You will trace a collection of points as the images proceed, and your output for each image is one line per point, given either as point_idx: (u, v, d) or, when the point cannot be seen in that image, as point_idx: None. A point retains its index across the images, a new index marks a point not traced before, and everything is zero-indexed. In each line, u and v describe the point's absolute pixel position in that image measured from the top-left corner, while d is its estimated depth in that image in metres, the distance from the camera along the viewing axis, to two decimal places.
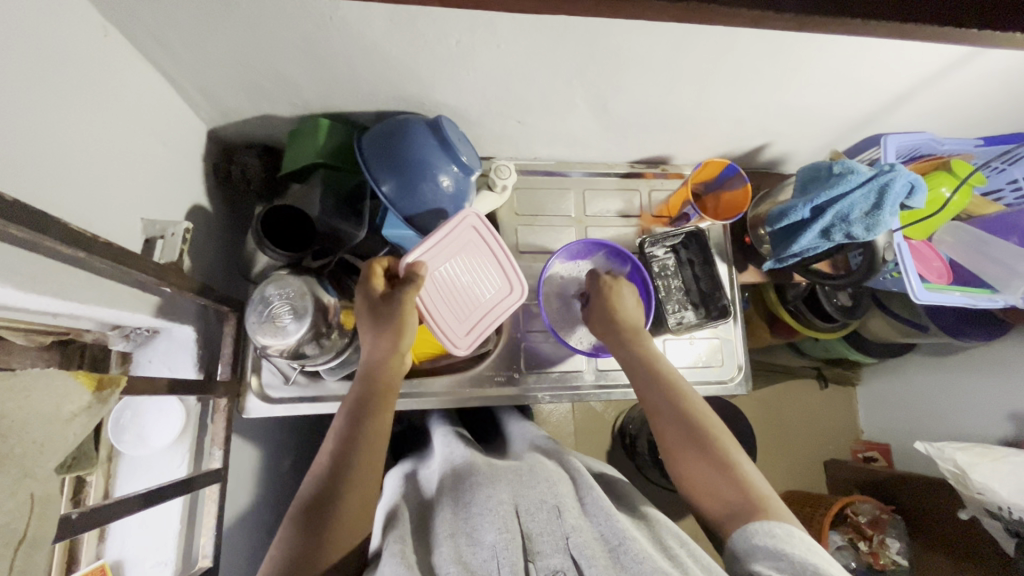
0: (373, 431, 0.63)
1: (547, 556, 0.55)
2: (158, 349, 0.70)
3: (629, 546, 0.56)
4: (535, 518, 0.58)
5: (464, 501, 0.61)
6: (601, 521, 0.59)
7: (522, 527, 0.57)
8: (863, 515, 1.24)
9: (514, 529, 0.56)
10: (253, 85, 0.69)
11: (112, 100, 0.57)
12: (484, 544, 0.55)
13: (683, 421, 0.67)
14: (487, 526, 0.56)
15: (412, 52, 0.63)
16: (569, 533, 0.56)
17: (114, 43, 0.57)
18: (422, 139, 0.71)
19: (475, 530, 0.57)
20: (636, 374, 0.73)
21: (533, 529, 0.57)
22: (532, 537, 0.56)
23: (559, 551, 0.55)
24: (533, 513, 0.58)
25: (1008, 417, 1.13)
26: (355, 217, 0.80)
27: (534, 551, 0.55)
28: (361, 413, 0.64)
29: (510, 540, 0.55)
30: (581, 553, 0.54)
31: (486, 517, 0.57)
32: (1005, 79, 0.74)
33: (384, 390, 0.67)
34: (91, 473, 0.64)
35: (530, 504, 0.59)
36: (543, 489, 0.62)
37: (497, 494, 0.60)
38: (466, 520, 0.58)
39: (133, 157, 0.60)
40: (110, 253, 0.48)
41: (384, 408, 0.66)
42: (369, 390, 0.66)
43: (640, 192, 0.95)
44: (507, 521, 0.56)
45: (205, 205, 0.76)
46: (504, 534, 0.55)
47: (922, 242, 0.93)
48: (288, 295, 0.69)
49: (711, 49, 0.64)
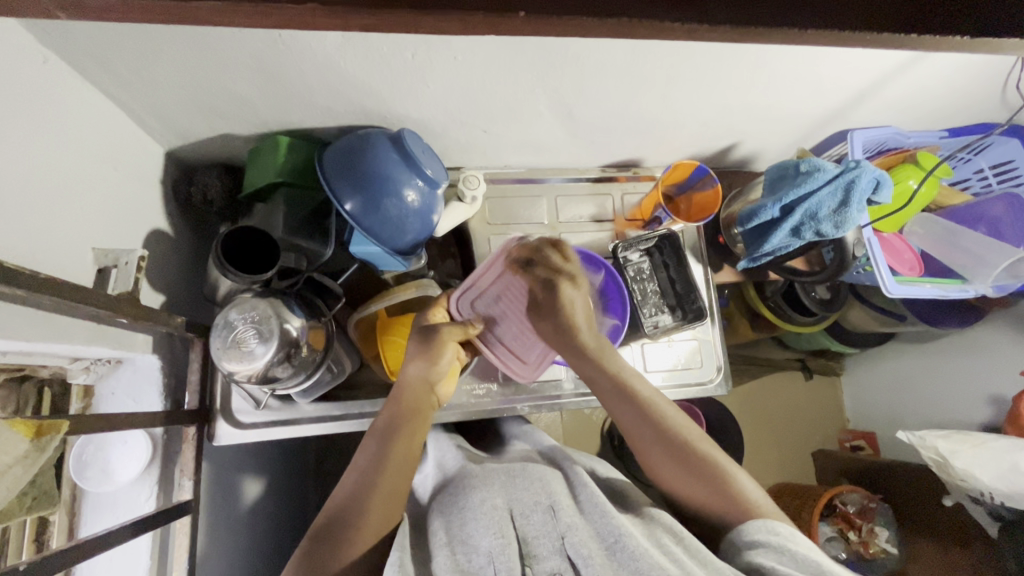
0: (404, 450, 0.64)
1: (545, 558, 0.55)
2: (122, 380, 0.67)
3: (626, 543, 0.55)
4: (530, 521, 0.58)
5: (459, 505, 0.61)
6: (598, 518, 0.58)
7: (518, 531, 0.57)
8: (851, 505, 1.25)
9: (509, 534, 0.56)
10: (207, 106, 0.67)
11: (54, 129, 0.55)
12: (480, 549, 0.54)
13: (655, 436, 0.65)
14: (482, 531, 0.56)
15: (368, 66, 0.62)
16: (565, 533, 0.56)
17: (53, 68, 0.55)
18: (384, 154, 0.70)
19: (469, 535, 0.56)
20: (598, 386, 0.69)
21: (529, 532, 0.57)
22: (528, 540, 0.56)
23: (556, 552, 0.55)
24: (529, 514, 0.58)
25: (988, 400, 1.14)
26: (321, 234, 0.78)
27: (531, 555, 0.55)
28: (397, 430, 0.65)
29: (507, 544, 0.55)
30: (577, 553, 0.54)
31: (480, 522, 0.57)
32: (964, 72, 0.74)
33: (421, 408, 0.68)
34: (54, 512, 0.62)
35: (524, 507, 0.59)
36: (537, 489, 0.62)
37: (491, 498, 0.60)
38: (461, 524, 0.58)
39: (80, 186, 0.58)
40: (54, 288, 0.46)
41: (421, 426, 0.67)
42: (406, 409, 0.67)
43: (613, 195, 0.95)
44: (503, 526, 0.56)
45: (166, 229, 0.74)
46: (500, 539, 0.55)
47: (893, 234, 0.94)
48: (252, 319, 0.67)
49: (671, 53, 0.64)
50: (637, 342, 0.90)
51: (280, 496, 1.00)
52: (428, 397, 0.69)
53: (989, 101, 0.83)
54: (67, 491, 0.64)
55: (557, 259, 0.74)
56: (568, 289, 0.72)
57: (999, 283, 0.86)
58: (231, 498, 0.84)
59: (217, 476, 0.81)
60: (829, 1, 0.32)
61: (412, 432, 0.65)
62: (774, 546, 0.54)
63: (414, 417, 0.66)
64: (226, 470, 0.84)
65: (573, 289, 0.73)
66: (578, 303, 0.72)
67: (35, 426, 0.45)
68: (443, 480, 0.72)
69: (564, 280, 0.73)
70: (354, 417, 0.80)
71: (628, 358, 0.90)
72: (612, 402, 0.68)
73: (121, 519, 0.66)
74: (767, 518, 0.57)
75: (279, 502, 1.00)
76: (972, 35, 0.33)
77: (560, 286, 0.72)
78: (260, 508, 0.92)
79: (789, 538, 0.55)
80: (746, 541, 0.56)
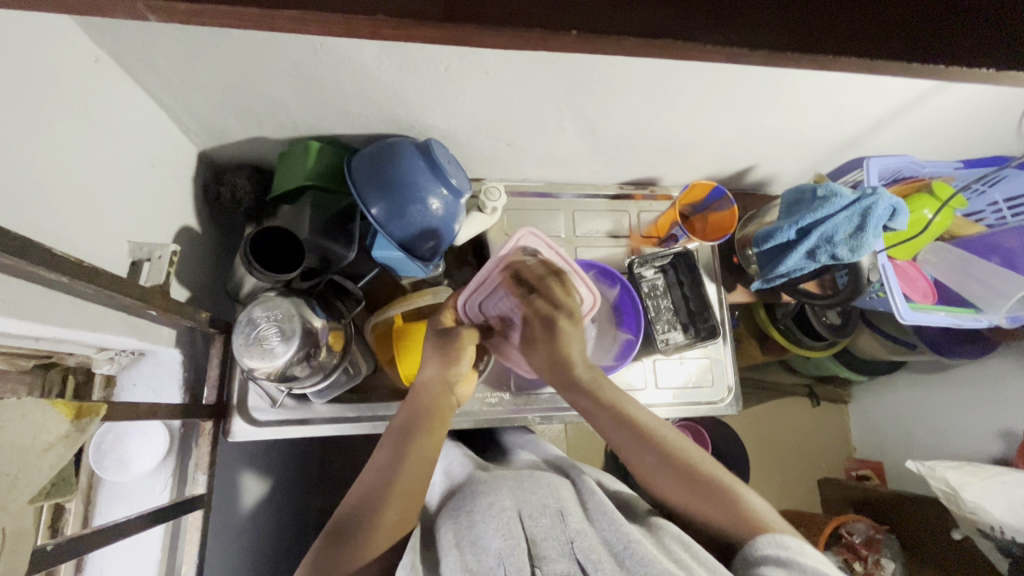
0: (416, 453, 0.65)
1: (553, 560, 0.54)
2: (144, 371, 0.69)
3: (635, 548, 0.55)
4: (538, 523, 0.58)
5: (467, 510, 0.62)
6: (606, 524, 0.59)
7: (525, 532, 0.57)
8: (857, 535, 1.23)
9: (518, 534, 0.56)
10: (243, 108, 0.70)
11: (100, 124, 0.57)
12: (489, 551, 0.54)
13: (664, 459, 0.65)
14: (492, 533, 0.56)
15: (400, 77, 0.65)
16: (574, 537, 0.57)
17: (104, 67, 0.58)
18: (411, 162, 0.71)
19: (479, 537, 0.57)
20: (595, 417, 0.71)
21: (538, 534, 0.57)
22: (537, 541, 0.56)
23: (565, 555, 0.55)
24: (537, 517, 0.59)
25: (999, 434, 1.14)
26: (344, 237, 0.79)
27: (540, 556, 0.55)
28: (412, 432, 0.67)
29: (516, 545, 0.55)
30: (586, 556, 0.55)
31: (490, 525, 0.57)
32: (981, 105, 0.76)
33: (437, 410, 0.71)
34: (71, 500, 0.63)
35: (532, 509, 0.60)
36: (546, 494, 0.63)
37: (500, 501, 0.61)
38: (469, 528, 0.59)
39: (120, 180, 0.60)
40: (94, 277, 0.48)
41: (437, 428, 0.69)
42: (425, 409, 0.70)
43: (629, 213, 0.96)
44: (512, 527, 0.57)
45: (195, 227, 0.76)
46: (509, 540, 0.55)
47: (906, 262, 0.95)
48: (276, 317, 0.68)
49: (695, 75, 0.66)
50: (649, 358, 0.91)
51: (285, 497, 1.01)
52: (445, 398, 0.73)
53: (1004, 134, 0.84)
54: (85, 479, 0.65)
55: (558, 293, 0.75)
56: (567, 327, 0.75)
57: (1014, 313, 0.87)
58: (240, 495, 0.85)
59: (229, 472, 0.82)
60: (857, 29, 0.33)
61: (430, 430, 0.68)
62: (779, 559, 0.53)
63: (430, 418, 0.69)
64: (238, 468, 0.85)
65: (571, 325, 0.75)
66: (576, 340, 0.75)
67: (75, 407, 0.47)
68: (450, 488, 0.72)
69: (564, 318, 0.75)
70: (367, 420, 0.81)
71: (639, 374, 0.90)
72: (616, 436, 0.69)
73: (135, 510, 0.67)
74: (775, 532, 0.56)
75: (285, 503, 1.00)
76: (1004, 67, 0.34)
77: (558, 323, 0.75)
78: (266, 508, 0.93)
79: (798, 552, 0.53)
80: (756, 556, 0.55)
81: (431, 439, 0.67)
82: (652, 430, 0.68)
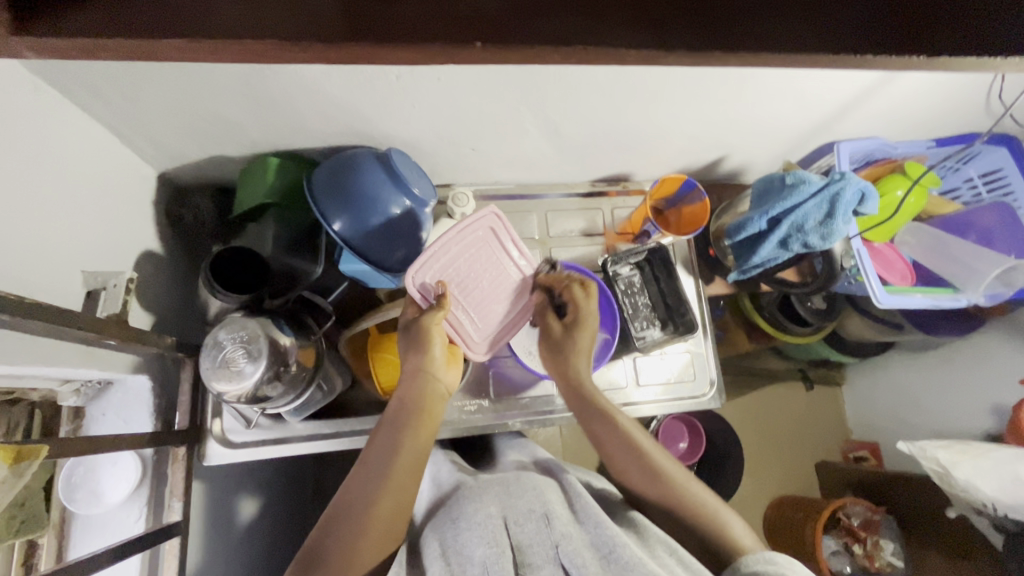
0: (412, 444, 0.65)
1: (538, 567, 0.54)
2: (112, 400, 0.68)
3: (620, 552, 0.55)
4: (524, 528, 0.58)
5: (453, 517, 0.61)
6: (592, 528, 0.59)
7: (511, 539, 0.57)
8: (855, 517, 1.24)
9: (503, 542, 0.56)
10: (197, 129, 0.68)
11: (45, 155, 0.56)
12: (474, 559, 0.54)
13: (648, 470, 0.66)
14: (476, 541, 0.56)
15: (353, 89, 0.63)
16: (558, 541, 0.56)
17: (46, 96, 0.56)
18: (370, 173, 0.70)
19: (463, 546, 0.56)
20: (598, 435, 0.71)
21: (523, 540, 0.57)
22: (522, 548, 0.56)
23: (549, 561, 0.55)
24: (522, 523, 0.58)
25: (991, 409, 1.13)
26: (311, 253, 0.79)
27: (524, 563, 0.55)
28: (407, 422, 0.66)
29: (501, 553, 0.55)
30: (571, 561, 0.54)
31: (474, 532, 0.57)
32: (947, 84, 0.75)
33: (428, 405, 0.68)
34: (43, 535, 0.62)
35: (518, 515, 0.59)
36: (531, 498, 0.62)
37: (485, 507, 0.60)
38: (455, 536, 0.58)
39: (72, 209, 0.59)
40: (38, 313, 0.47)
41: (428, 420, 0.68)
42: (412, 407, 0.67)
43: (602, 210, 0.95)
44: (496, 535, 0.56)
45: (158, 250, 0.75)
46: (493, 548, 0.55)
47: (884, 244, 0.94)
48: (241, 339, 0.67)
49: (650, 73, 0.65)
50: (629, 356, 0.90)
51: (276, 513, 1.00)
52: (431, 392, 0.70)
53: (974, 113, 0.83)
54: (57, 514, 0.64)
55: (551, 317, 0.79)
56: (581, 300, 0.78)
57: (992, 291, 0.85)
58: (225, 517, 0.84)
59: (212, 493, 0.82)
60: None
61: (418, 429, 0.66)
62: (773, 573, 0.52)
63: (420, 415, 0.67)
64: (221, 489, 0.84)
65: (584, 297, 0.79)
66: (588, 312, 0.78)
67: (13, 452, 0.45)
68: (438, 495, 0.72)
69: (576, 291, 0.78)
70: (345, 435, 0.80)
71: (621, 372, 0.90)
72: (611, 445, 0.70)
73: (111, 541, 0.66)
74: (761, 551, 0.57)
75: (275, 520, 1.00)
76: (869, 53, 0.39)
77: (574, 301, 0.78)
78: (255, 526, 0.92)
79: (787, 565, 0.53)
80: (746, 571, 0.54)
81: (427, 428, 0.67)
82: (637, 433, 0.70)
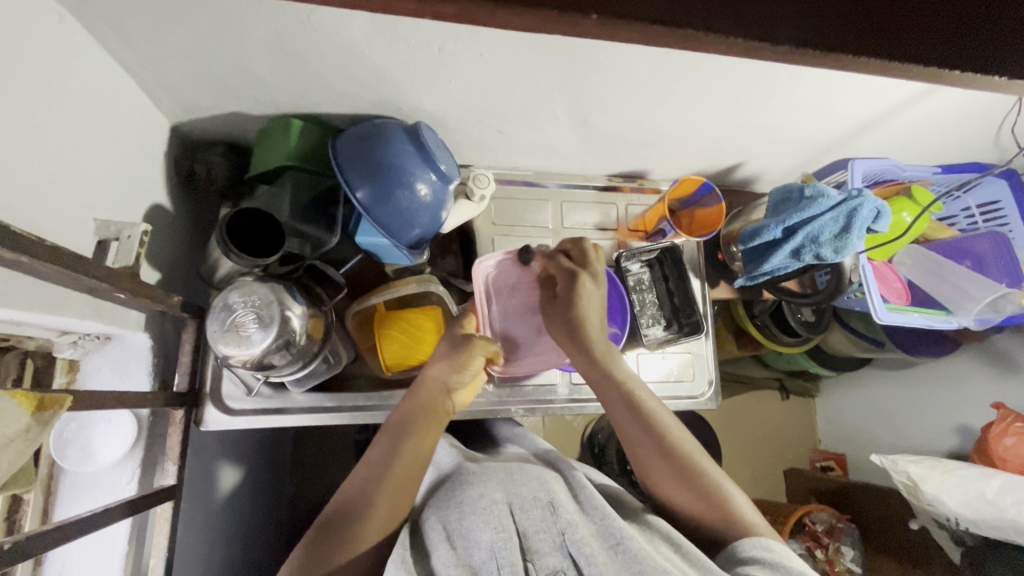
0: (414, 453, 0.63)
1: (545, 555, 0.55)
2: (109, 356, 0.65)
3: (628, 545, 0.55)
4: (529, 515, 0.58)
5: (457, 501, 0.61)
6: (598, 519, 0.59)
7: (518, 525, 0.57)
8: (819, 523, 1.30)
9: (510, 528, 0.56)
10: (221, 81, 0.66)
11: (62, 90, 0.52)
12: (481, 544, 0.54)
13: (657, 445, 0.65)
14: (482, 525, 0.56)
15: (390, 55, 0.62)
16: (565, 530, 0.57)
17: (68, 29, 0.53)
18: (398, 145, 0.69)
19: (470, 529, 0.56)
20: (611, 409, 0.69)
21: (529, 527, 0.57)
22: (529, 535, 0.56)
23: (557, 549, 0.55)
24: (528, 510, 0.59)
25: (956, 429, 1.19)
26: (326, 221, 0.76)
27: (532, 550, 0.55)
28: (410, 431, 0.65)
29: (508, 538, 0.55)
30: (579, 551, 0.54)
31: (480, 516, 0.57)
32: (964, 112, 0.77)
33: (435, 412, 0.68)
34: (29, 490, 0.60)
35: (523, 501, 0.60)
36: (536, 486, 0.62)
37: (490, 493, 0.60)
38: (460, 518, 0.58)
39: (84, 150, 0.56)
40: (56, 256, 0.45)
41: (433, 427, 0.67)
42: (417, 413, 0.67)
43: (617, 205, 0.96)
44: (503, 519, 0.57)
45: (166, 205, 0.72)
46: (501, 533, 0.55)
47: (882, 263, 0.97)
48: (253, 304, 0.65)
49: (686, 70, 0.65)
50: (631, 351, 0.91)
51: (255, 485, 0.98)
52: (444, 402, 0.70)
53: (981, 142, 0.86)
54: (44, 469, 0.61)
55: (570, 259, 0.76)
56: (587, 282, 0.73)
57: (982, 316, 0.89)
58: (210, 486, 0.82)
59: (200, 460, 0.79)
60: None
61: (425, 433, 0.65)
62: (767, 561, 0.54)
63: (427, 420, 0.66)
64: (208, 457, 0.82)
65: (591, 283, 0.74)
66: (593, 299, 0.73)
67: (35, 399, 0.44)
68: (439, 477, 0.71)
69: (585, 273, 0.74)
70: (345, 409, 0.79)
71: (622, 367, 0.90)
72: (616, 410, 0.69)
73: (99, 503, 0.64)
74: (762, 535, 0.58)
75: (255, 493, 0.98)
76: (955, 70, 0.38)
77: (578, 278, 0.73)
78: (236, 497, 0.90)
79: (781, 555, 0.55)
80: (741, 557, 0.56)
81: (431, 435, 0.66)
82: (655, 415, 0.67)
